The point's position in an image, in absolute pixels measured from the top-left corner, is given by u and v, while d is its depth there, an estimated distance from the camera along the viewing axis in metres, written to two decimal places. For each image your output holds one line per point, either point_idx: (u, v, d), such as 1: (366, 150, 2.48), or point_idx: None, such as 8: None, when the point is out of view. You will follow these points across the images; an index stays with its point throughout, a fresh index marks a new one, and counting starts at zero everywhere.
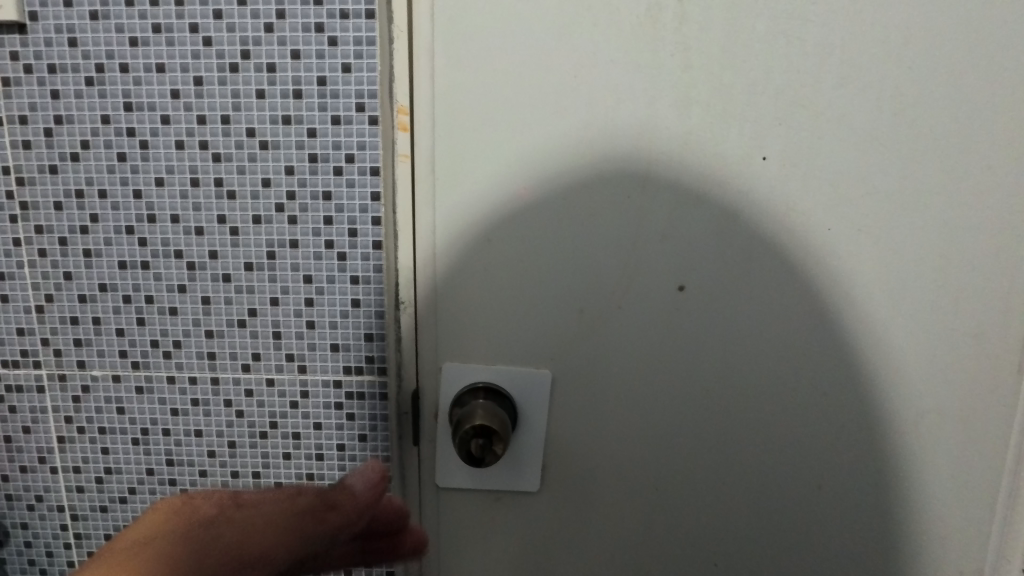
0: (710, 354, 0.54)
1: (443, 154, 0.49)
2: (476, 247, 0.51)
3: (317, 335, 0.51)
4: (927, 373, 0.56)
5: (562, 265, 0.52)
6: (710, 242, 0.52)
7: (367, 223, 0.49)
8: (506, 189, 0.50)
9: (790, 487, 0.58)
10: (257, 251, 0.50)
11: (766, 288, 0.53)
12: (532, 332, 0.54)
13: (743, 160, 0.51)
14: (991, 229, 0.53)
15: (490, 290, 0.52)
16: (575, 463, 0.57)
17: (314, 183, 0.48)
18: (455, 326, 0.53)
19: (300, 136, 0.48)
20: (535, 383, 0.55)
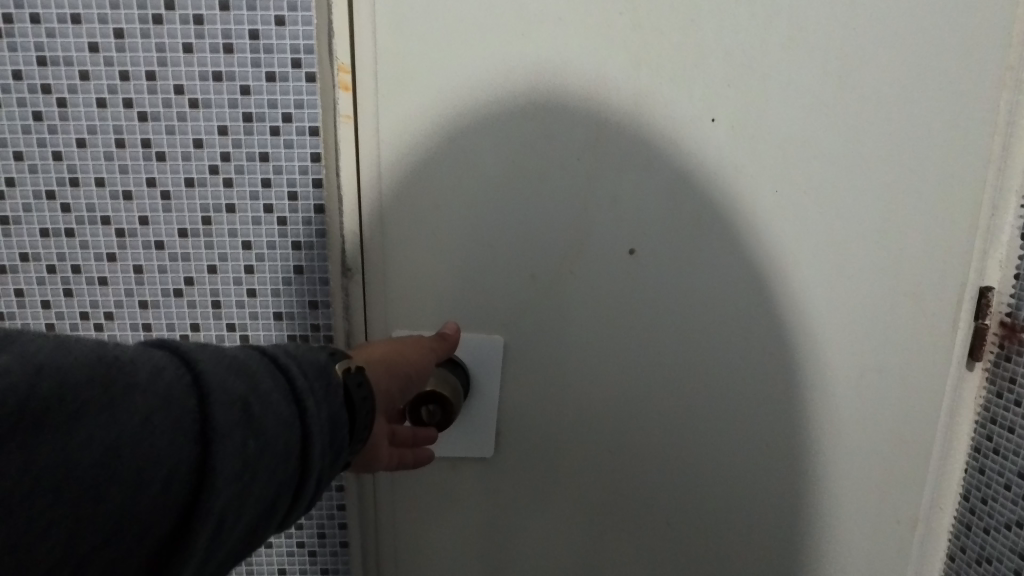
0: (662, 315, 0.55)
1: (389, 116, 0.47)
2: (425, 214, 0.50)
3: (259, 303, 0.49)
4: (866, 332, 0.58)
5: (514, 231, 0.51)
6: (662, 203, 0.52)
7: (307, 186, 0.47)
8: (456, 150, 0.49)
9: (739, 446, 0.59)
10: (191, 217, 0.47)
11: (717, 250, 0.54)
12: (485, 297, 0.53)
13: (693, 123, 0.50)
14: (927, 192, 0.55)
15: (441, 254, 0.51)
16: (530, 428, 0.57)
17: (250, 144, 0.46)
18: (406, 294, 0.52)
19: (232, 94, 0.45)
20: (489, 351, 0.54)
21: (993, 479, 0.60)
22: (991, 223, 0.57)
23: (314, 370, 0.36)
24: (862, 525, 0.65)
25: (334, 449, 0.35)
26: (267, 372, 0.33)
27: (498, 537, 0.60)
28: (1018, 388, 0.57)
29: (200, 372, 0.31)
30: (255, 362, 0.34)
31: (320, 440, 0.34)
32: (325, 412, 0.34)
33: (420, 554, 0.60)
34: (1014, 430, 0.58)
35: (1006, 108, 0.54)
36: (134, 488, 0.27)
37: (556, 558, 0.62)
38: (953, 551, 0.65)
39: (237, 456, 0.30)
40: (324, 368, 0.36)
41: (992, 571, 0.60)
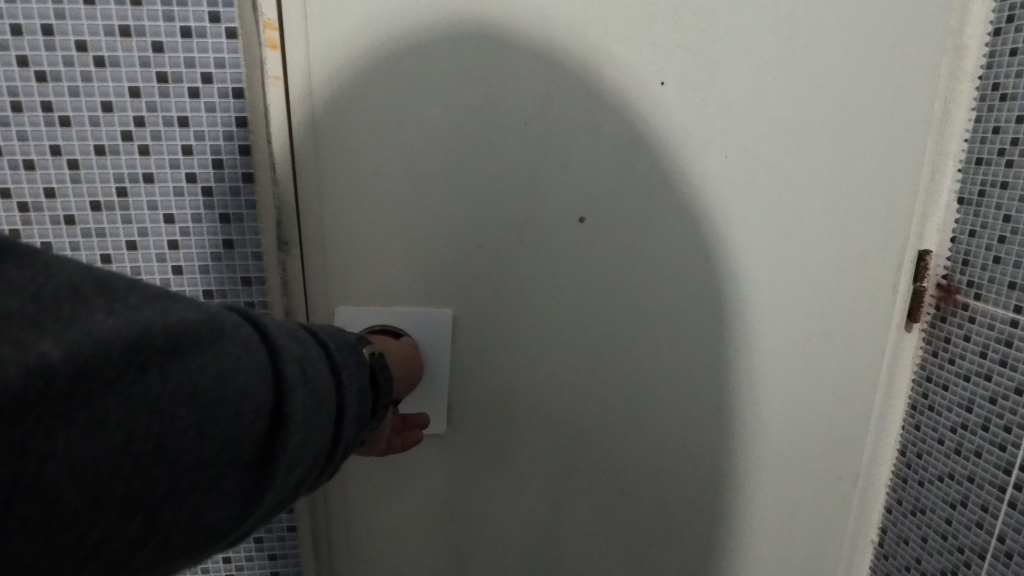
0: (614, 285, 0.54)
1: (322, 79, 0.45)
2: (365, 183, 0.48)
3: (186, 281, 0.46)
4: (812, 296, 0.59)
5: (462, 200, 0.50)
6: (612, 170, 0.51)
7: (233, 153, 0.43)
8: (399, 115, 0.47)
9: (691, 413, 0.60)
10: (103, 188, 0.43)
11: (669, 217, 0.53)
12: (432, 269, 0.51)
13: (644, 87, 0.49)
14: (871, 157, 0.55)
15: (385, 226, 0.49)
16: (483, 401, 0.56)
17: (168, 107, 0.42)
18: (348, 268, 0.50)
19: (143, 51, 0.41)
20: (438, 324, 0.52)
21: (928, 434, 0.63)
22: (928, 188, 0.58)
23: (347, 347, 0.36)
24: (808, 482, 0.67)
25: (359, 421, 0.36)
26: (312, 342, 0.34)
27: (453, 513, 0.59)
28: (953, 347, 0.59)
29: (263, 327, 0.32)
30: (302, 330, 0.34)
31: (353, 408, 0.35)
32: (358, 385, 0.36)
33: (373, 532, 0.59)
34: (948, 387, 0.60)
35: (945, 74, 0.55)
36: (233, 416, 0.28)
37: (513, 529, 0.61)
38: (890, 503, 0.68)
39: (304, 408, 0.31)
40: (354, 346, 0.37)
41: (925, 520, 0.64)
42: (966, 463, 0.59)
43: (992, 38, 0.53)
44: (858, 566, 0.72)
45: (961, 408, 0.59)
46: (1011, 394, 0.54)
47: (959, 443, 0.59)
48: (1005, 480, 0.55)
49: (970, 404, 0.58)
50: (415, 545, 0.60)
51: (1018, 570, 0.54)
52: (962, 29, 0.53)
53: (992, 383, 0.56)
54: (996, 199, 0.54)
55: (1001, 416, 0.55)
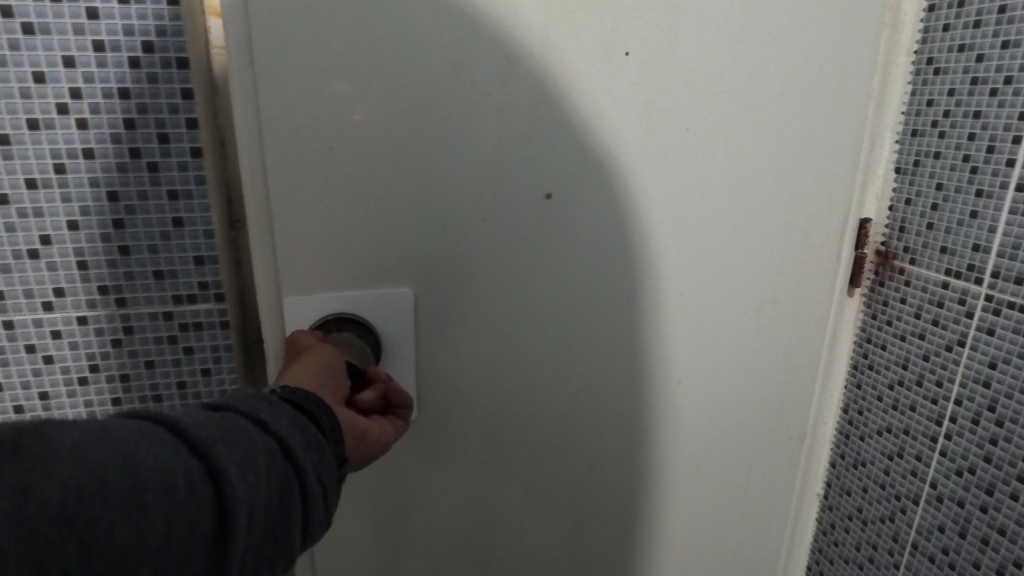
0: (580, 261, 0.53)
1: (259, 51, 0.40)
2: (315, 164, 0.43)
3: (133, 262, 0.43)
4: (766, 263, 0.61)
5: (421, 178, 0.46)
6: (579, 142, 0.49)
7: (180, 126, 0.41)
8: (347, 86, 0.42)
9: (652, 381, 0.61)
10: (38, 165, 0.40)
11: (634, 190, 0.53)
12: (390, 253, 0.48)
13: (609, 56, 0.47)
14: (818, 128, 0.58)
15: (336, 209, 0.45)
16: (451, 387, 0.54)
17: (106, 79, 0.40)
18: (297, 258, 0.46)
19: (77, 18, 0.38)
20: (400, 312, 0.49)
21: (868, 392, 0.67)
22: (868, 157, 0.61)
23: (252, 398, 0.36)
24: (762, 441, 0.70)
25: (313, 445, 0.36)
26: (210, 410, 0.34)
27: (426, 500, 0.57)
28: (890, 309, 0.63)
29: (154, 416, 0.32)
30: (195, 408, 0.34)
31: (294, 438, 0.35)
32: (285, 418, 0.36)
33: (339, 524, 0.55)
34: (886, 346, 0.64)
35: (884, 47, 0.57)
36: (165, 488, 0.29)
37: (486, 511, 0.59)
38: (836, 458, 0.72)
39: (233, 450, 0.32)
40: (262, 394, 0.37)
41: (866, 472, 0.68)
42: (902, 417, 0.63)
43: (926, 14, 0.56)
44: (807, 517, 0.76)
45: (898, 366, 0.63)
46: (942, 350, 0.58)
47: (896, 399, 0.64)
48: (937, 430, 0.60)
49: (905, 362, 0.62)
50: (389, 540, 0.57)
51: (949, 512, 0.59)
52: (898, 5, 0.56)
53: (925, 341, 0.59)
54: (930, 168, 0.57)
55: (932, 371, 0.59)
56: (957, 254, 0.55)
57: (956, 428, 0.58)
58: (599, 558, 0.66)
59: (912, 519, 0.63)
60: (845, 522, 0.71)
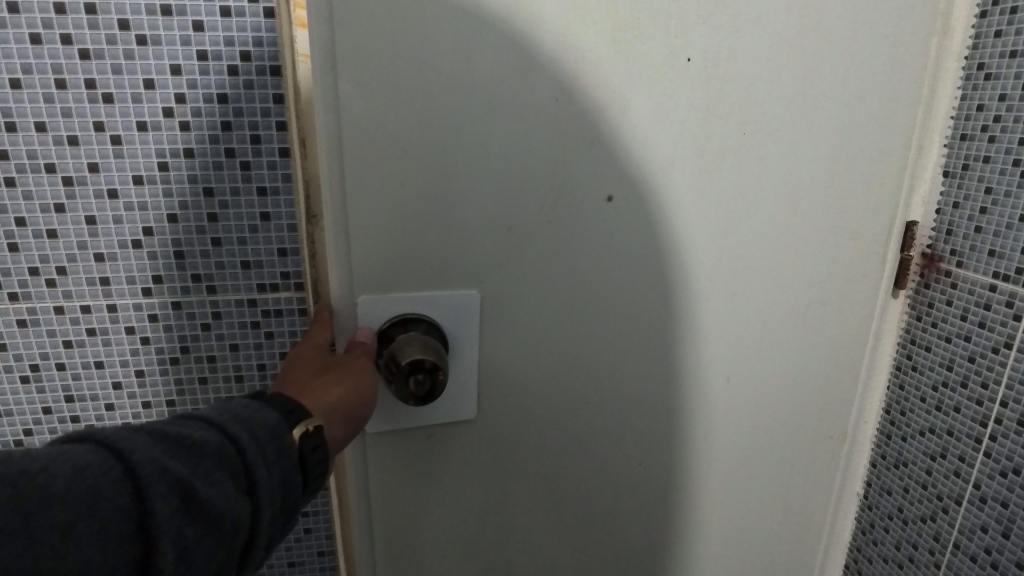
0: (634, 257, 0.55)
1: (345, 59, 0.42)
2: (390, 166, 0.46)
3: (224, 252, 0.47)
4: (814, 263, 0.63)
5: (489, 179, 0.49)
6: (639, 144, 0.51)
7: (271, 128, 0.45)
8: (422, 91, 0.45)
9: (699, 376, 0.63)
10: (145, 163, 0.45)
11: (687, 189, 0.55)
12: (457, 251, 0.50)
13: (671, 60, 0.50)
14: (867, 131, 0.59)
15: (408, 209, 0.47)
16: (510, 379, 0.56)
17: (207, 84, 0.44)
18: (370, 256, 0.48)
19: (184, 30, 0.42)
20: (466, 307, 0.52)
21: (911, 393, 0.68)
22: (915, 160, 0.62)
23: (266, 434, 0.38)
24: (804, 437, 0.71)
25: (286, 508, 0.38)
26: (209, 451, 0.35)
27: (481, 482, 0.60)
28: (936, 311, 0.64)
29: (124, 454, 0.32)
30: (205, 436, 0.35)
31: (275, 501, 0.37)
32: (277, 480, 0.37)
33: (397, 510, 0.57)
34: (931, 348, 0.65)
35: (933, 52, 0.58)
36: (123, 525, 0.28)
37: (538, 496, 0.62)
38: (876, 458, 0.73)
39: (209, 487, 0.34)
40: (277, 429, 0.38)
41: (907, 472, 0.69)
42: (946, 417, 0.64)
43: (978, 20, 0.57)
44: (845, 516, 0.77)
45: (942, 367, 0.64)
46: (988, 352, 0.59)
47: (940, 400, 0.65)
48: (981, 431, 0.60)
49: (951, 363, 0.63)
50: (445, 523, 0.60)
51: (992, 512, 0.60)
52: (950, 10, 0.57)
53: (971, 343, 0.61)
54: (979, 172, 0.58)
55: (979, 373, 0.60)
56: (1005, 257, 0.56)
57: (1001, 429, 0.59)
58: (642, 546, 0.68)
59: (954, 519, 0.64)
60: (885, 522, 0.72)
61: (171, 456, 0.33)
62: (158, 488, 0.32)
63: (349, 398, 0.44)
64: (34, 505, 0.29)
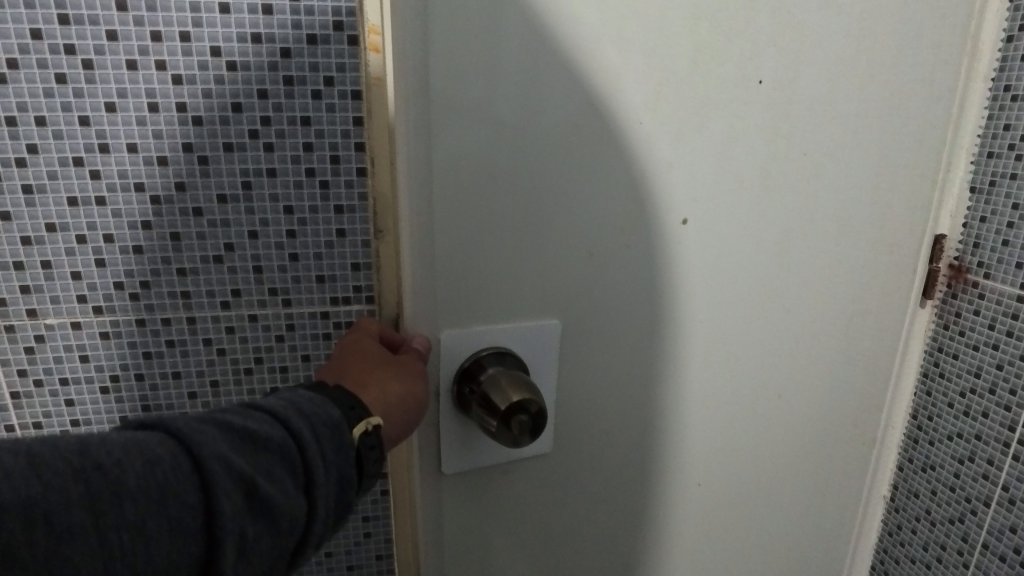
0: (699, 278, 0.58)
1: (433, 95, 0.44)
2: (478, 202, 0.47)
3: (301, 266, 0.49)
4: (851, 274, 0.65)
5: (569, 210, 0.50)
6: (711, 171, 0.54)
7: (349, 149, 0.47)
8: (509, 130, 0.46)
9: (748, 383, 0.65)
10: (230, 182, 0.47)
11: (752, 212, 0.57)
12: (536, 281, 0.52)
13: (743, 81, 0.52)
14: (902, 148, 0.61)
15: (492, 242, 0.49)
16: (580, 401, 0.58)
17: (292, 107, 0.46)
18: (447, 280, 0.49)
19: (272, 56, 0.45)
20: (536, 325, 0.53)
21: (938, 399, 0.71)
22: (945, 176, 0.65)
23: (327, 429, 0.39)
24: (837, 442, 0.74)
25: (340, 505, 0.40)
26: (272, 448, 0.37)
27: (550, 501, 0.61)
28: (963, 320, 0.67)
29: (196, 452, 0.34)
30: (270, 433, 0.37)
31: (330, 495, 0.39)
32: (333, 476, 0.39)
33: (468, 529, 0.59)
34: (958, 355, 0.68)
35: (963, 73, 0.61)
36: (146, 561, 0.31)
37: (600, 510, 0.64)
38: (902, 462, 0.76)
39: (271, 484, 0.36)
40: (337, 425, 0.40)
41: (935, 476, 0.71)
42: (974, 423, 0.67)
43: (1005, 43, 0.60)
44: (872, 518, 0.79)
45: (970, 374, 0.67)
46: (1016, 360, 0.62)
47: (968, 405, 0.67)
48: (1010, 436, 0.63)
49: (978, 370, 0.66)
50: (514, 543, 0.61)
51: (1021, 513, 0.63)
52: (979, 34, 0.60)
53: (999, 351, 0.63)
54: (1006, 189, 0.61)
55: (1007, 380, 0.63)
56: None
57: None
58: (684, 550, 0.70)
59: (983, 520, 0.67)
60: (912, 524, 0.75)
61: (236, 451, 0.35)
62: (225, 487, 0.34)
63: (405, 395, 0.46)
64: (104, 502, 0.31)
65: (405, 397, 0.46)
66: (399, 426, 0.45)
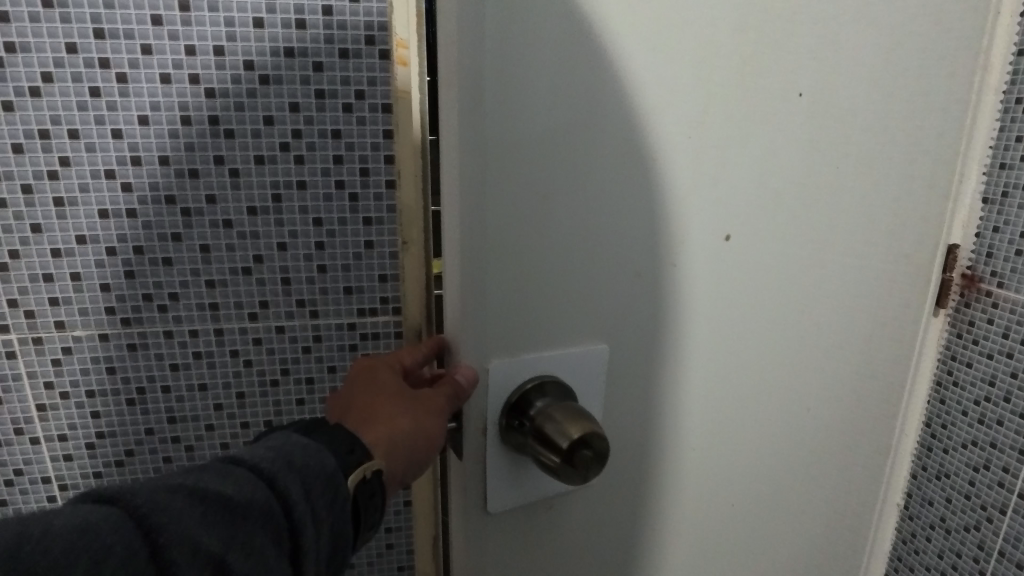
0: (756, 290, 0.54)
1: (467, 104, 0.36)
2: (532, 207, 0.40)
3: (329, 278, 0.49)
4: None
5: (641, 220, 0.45)
6: (775, 177, 0.51)
7: (379, 161, 0.48)
8: (575, 124, 0.40)
9: (791, 402, 0.62)
10: (260, 195, 0.47)
11: (807, 222, 0.54)
12: (603, 300, 0.46)
13: (782, 96, 0.48)
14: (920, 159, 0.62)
15: (551, 255, 0.42)
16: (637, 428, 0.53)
17: (323, 121, 0.46)
18: (491, 325, 0.42)
19: (305, 70, 0.45)
20: (590, 364, 0.47)
21: (952, 407, 0.71)
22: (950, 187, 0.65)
23: (321, 482, 0.37)
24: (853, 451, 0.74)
25: (333, 556, 0.38)
26: (251, 516, 0.33)
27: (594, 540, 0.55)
28: (977, 329, 0.67)
29: (155, 536, 0.30)
30: (249, 497, 0.33)
31: (324, 549, 0.37)
32: (326, 531, 0.37)
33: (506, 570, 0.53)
34: (972, 364, 0.68)
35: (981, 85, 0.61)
36: None
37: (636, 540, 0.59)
38: (916, 470, 0.76)
39: (247, 560, 0.32)
40: (331, 475, 0.37)
41: (951, 483, 0.72)
42: (988, 430, 0.67)
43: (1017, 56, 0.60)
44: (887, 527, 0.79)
45: (985, 383, 0.67)
46: None
47: (982, 413, 0.68)
48: None
49: (993, 379, 0.66)
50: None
51: None
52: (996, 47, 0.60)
53: (1014, 359, 0.64)
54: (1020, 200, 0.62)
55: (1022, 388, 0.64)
56: None
57: None
58: None
59: (999, 528, 0.67)
60: (926, 531, 0.75)
61: (206, 526, 0.31)
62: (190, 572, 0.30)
63: (412, 432, 0.42)
64: None
65: (413, 434, 0.42)
66: (405, 465, 0.42)
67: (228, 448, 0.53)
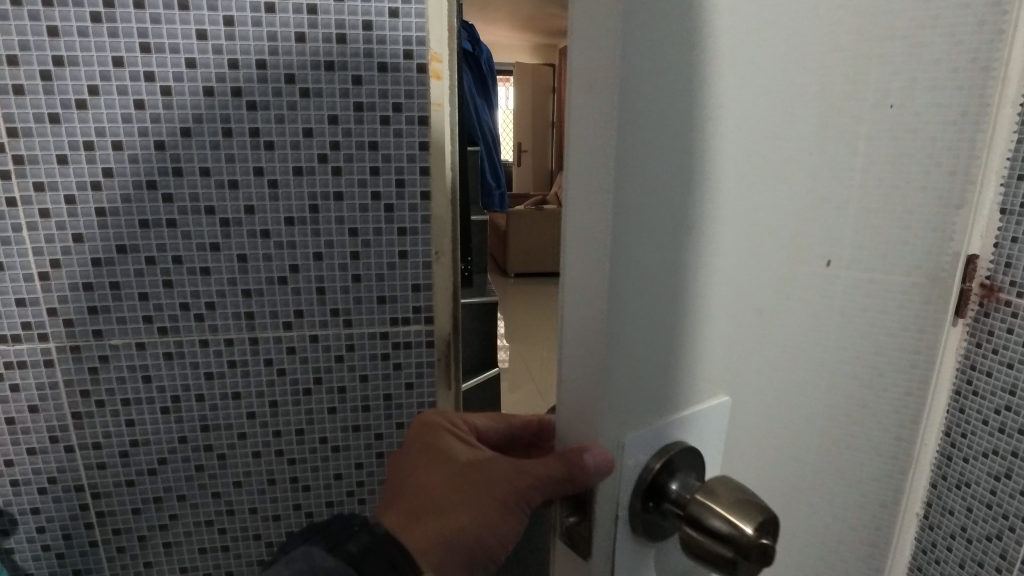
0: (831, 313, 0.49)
1: (629, 107, 0.26)
2: (671, 247, 0.31)
3: (363, 288, 0.50)
4: None
5: (758, 244, 0.37)
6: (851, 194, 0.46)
7: (415, 172, 0.48)
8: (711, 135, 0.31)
9: (849, 431, 0.56)
10: (298, 206, 0.48)
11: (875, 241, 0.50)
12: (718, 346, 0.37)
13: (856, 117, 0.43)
14: None
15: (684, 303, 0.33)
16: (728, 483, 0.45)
17: (360, 133, 0.47)
18: (625, 400, 0.31)
19: (344, 83, 0.46)
20: (705, 423, 0.38)
21: (972, 417, 0.68)
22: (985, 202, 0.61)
23: None
24: None
25: None
26: None
27: None
28: (995, 338, 0.65)
29: None
30: None
31: None
32: None
33: None
34: (992, 373, 0.66)
35: None
36: None
37: None
38: (937, 479, 0.72)
39: None
40: None
41: (970, 493, 0.69)
42: (1009, 439, 0.66)
43: None
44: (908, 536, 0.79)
45: (1005, 392, 0.65)
46: None
47: (1003, 422, 0.66)
48: None
49: (1014, 388, 0.64)
50: None
51: None
52: None
53: None
54: None
55: None
56: None
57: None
58: None
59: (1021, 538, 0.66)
60: (947, 541, 0.72)
61: None
62: None
63: (467, 536, 0.37)
64: None
65: (471, 536, 0.37)
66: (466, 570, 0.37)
67: (259, 456, 0.53)
